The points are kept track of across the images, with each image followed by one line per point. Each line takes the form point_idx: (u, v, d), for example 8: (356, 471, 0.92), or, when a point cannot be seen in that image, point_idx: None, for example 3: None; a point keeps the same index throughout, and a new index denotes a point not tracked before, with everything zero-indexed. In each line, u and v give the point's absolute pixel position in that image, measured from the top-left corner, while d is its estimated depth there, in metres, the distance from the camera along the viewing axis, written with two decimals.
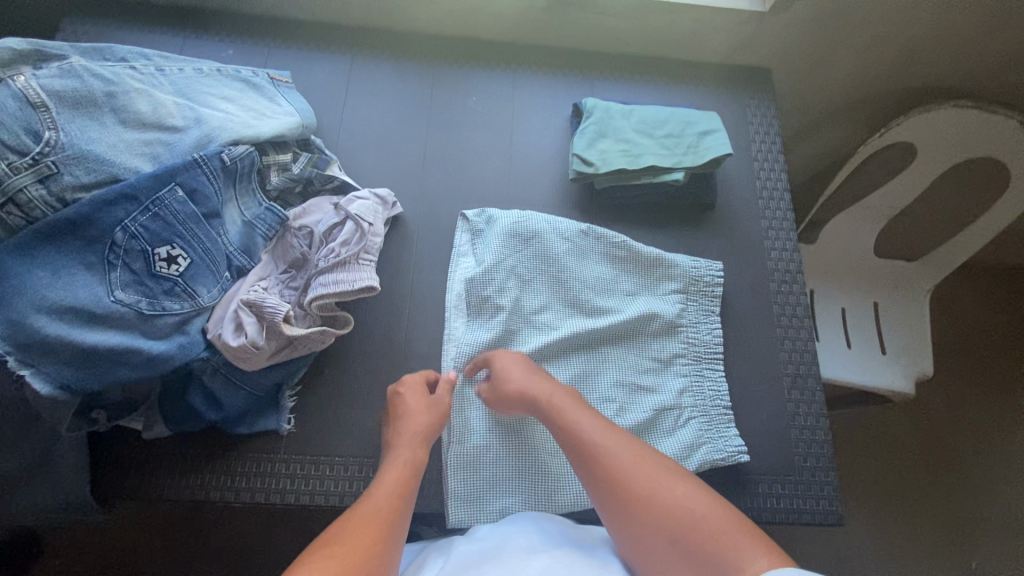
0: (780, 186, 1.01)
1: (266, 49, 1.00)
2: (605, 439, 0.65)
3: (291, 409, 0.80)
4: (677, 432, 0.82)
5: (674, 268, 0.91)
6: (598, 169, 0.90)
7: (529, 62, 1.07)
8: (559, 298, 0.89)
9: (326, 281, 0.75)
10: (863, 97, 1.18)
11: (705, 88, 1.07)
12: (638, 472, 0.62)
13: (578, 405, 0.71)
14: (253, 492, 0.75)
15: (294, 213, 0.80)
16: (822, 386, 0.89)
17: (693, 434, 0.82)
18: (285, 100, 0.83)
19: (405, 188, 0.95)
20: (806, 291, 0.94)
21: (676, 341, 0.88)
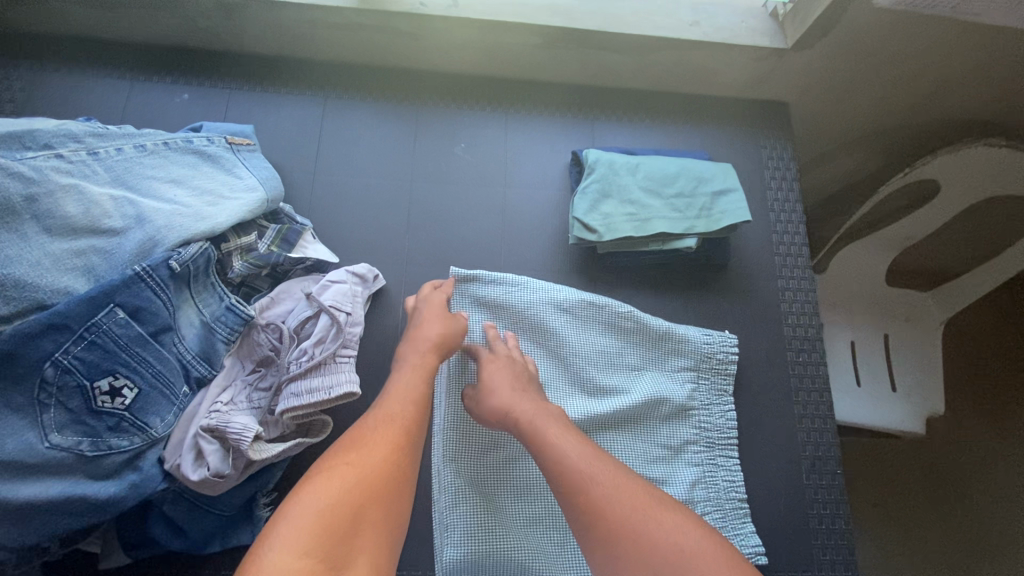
0: (798, 241, 0.92)
1: (227, 93, 0.90)
2: (588, 463, 0.60)
3: (266, 520, 0.72)
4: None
5: (685, 344, 0.84)
6: (602, 237, 0.81)
7: (523, 101, 0.96)
8: (560, 377, 0.82)
9: (299, 390, 0.66)
10: (884, 128, 1.09)
11: (716, 128, 0.98)
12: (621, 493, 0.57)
13: (558, 426, 0.65)
14: None
15: (260, 304, 0.71)
16: (842, 469, 0.82)
17: None
18: (247, 171, 0.72)
19: (387, 253, 0.85)
20: (824, 361, 0.87)
21: (688, 426, 0.81)
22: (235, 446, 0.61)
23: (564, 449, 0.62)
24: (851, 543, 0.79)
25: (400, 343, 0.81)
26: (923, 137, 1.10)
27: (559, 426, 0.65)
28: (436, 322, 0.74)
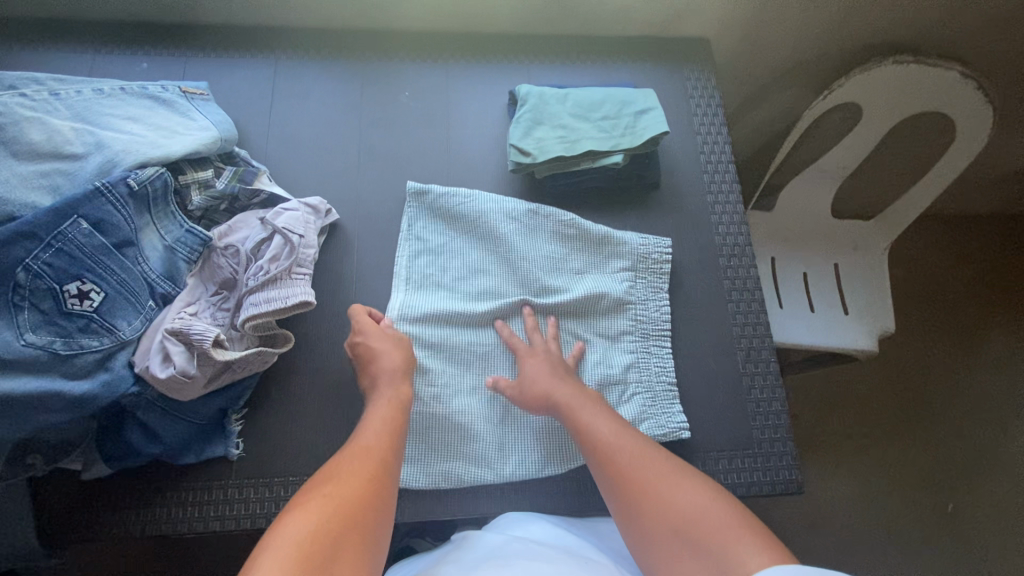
0: (725, 159, 0.99)
1: (185, 59, 0.97)
2: (621, 441, 0.68)
3: (239, 433, 0.78)
4: (622, 406, 0.84)
5: (623, 246, 0.91)
6: (536, 159, 0.87)
7: (462, 50, 1.03)
8: (508, 278, 0.89)
9: (257, 301, 0.72)
10: (807, 59, 1.16)
11: (642, 63, 1.05)
12: (641, 465, 0.65)
13: (595, 407, 0.74)
14: (207, 520, 0.75)
15: (220, 232, 0.76)
16: (776, 357, 0.89)
17: (637, 409, 0.83)
18: (201, 114, 0.79)
19: (341, 192, 0.92)
20: (755, 264, 0.93)
21: (625, 317, 0.89)
22: (199, 347, 0.67)
23: (592, 430, 0.70)
24: (788, 424, 0.85)
25: (356, 270, 0.88)
26: (842, 66, 1.18)
27: (585, 409, 0.73)
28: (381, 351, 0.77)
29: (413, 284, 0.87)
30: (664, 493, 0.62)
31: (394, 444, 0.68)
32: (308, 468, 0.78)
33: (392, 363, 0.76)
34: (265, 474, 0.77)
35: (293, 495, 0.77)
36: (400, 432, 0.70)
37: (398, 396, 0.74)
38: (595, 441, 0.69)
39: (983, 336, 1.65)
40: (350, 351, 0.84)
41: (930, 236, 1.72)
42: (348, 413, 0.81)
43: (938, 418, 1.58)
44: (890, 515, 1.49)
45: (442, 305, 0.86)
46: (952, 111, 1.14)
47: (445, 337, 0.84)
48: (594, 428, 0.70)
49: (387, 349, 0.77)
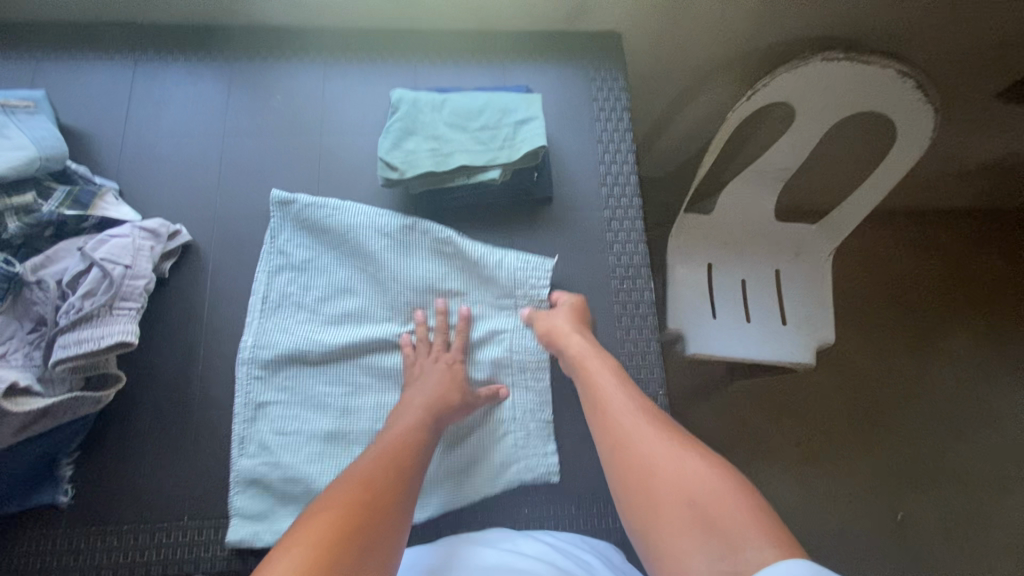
0: (626, 168, 0.91)
1: (36, 62, 0.89)
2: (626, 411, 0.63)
3: (70, 478, 0.73)
4: (493, 447, 0.78)
5: (500, 269, 0.83)
6: (403, 174, 0.80)
7: (343, 47, 0.94)
8: (375, 300, 0.82)
9: (67, 342, 0.65)
10: (735, 53, 1.07)
11: (543, 62, 0.96)
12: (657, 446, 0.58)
13: (604, 367, 0.69)
14: (32, 572, 0.70)
15: (35, 263, 0.70)
16: (666, 389, 0.82)
17: (507, 450, 0.77)
18: (19, 131, 0.73)
19: (199, 210, 0.85)
20: (650, 284, 0.86)
21: (498, 346, 0.81)
22: None
23: (612, 402, 0.64)
24: None
25: (210, 298, 0.81)
26: (773, 60, 1.08)
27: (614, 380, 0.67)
28: (435, 368, 0.76)
29: (269, 306, 0.80)
30: (643, 453, 0.57)
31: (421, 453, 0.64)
32: (144, 515, 0.73)
33: (439, 379, 0.74)
34: (98, 521, 0.72)
35: (127, 545, 0.72)
36: (430, 438, 0.67)
37: (430, 402, 0.71)
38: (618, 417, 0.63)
39: (941, 342, 1.58)
40: (199, 387, 0.78)
41: (891, 235, 1.63)
42: (192, 453, 0.75)
43: (890, 426, 1.52)
44: (834, 528, 1.43)
45: (298, 334, 0.79)
46: (889, 111, 1.05)
47: (297, 368, 0.78)
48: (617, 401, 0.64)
49: (443, 365, 0.76)
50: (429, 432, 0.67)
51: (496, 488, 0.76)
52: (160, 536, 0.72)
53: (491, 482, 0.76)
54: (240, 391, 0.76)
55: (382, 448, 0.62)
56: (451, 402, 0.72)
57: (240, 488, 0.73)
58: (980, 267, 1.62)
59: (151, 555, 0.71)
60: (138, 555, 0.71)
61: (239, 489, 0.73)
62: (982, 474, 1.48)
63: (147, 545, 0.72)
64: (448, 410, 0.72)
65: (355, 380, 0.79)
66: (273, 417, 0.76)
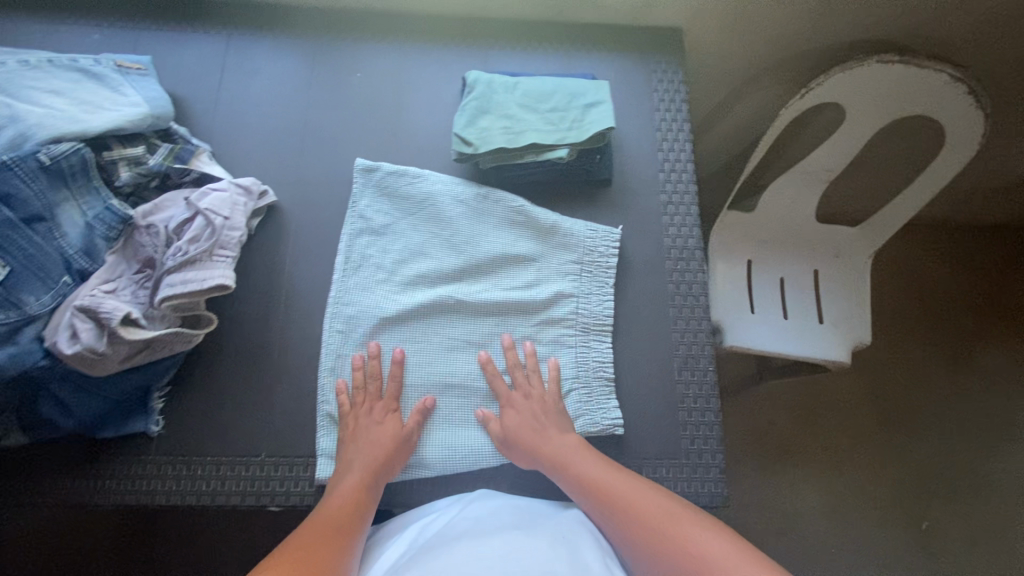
0: (684, 156, 0.95)
1: (136, 31, 0.96)
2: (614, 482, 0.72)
3: (161, 410, 0.79)
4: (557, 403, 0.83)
5: (571, 237, 0.89)
6: (477, 149, 0.85)
7: (419, 32, 1.00)
8: (449, 261, 0.88)
9: (173, 282, 0.71)
10: (790, 55, 1.10)
11: (607, 53, 1.01)
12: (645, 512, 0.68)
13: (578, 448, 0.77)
14: (124, 494, 0.76)
15: (144, 211, 0.76)
16: (714, 366, 0.86)
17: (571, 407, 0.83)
18: (133, 89, 0.79)
19: (282, 175, 0.91)
20: (703, 268, 0.90)
21: (565, 307, 0.87)
22: (109, 326, 0.67)
23: (592, 476, 0.73)
24: (720, 435, 0.83)
25: (291, 256, 0.88)
26: (827, 63, 1.12)
27: (581, 454, 0.76)
28: (377, 427, 0.77)
29: (351, 266, 0.87)
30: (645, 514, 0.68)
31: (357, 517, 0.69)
32: (228, 449, 0.79)
33: (381, 435, 0.77)
34: (183, 451, 0.78)
35: (209, 474, 0.78)
36: (373, 498, 0.73)
37: (371, 462, 0.75)
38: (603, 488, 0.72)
39: (974, 355, 1.58)
40: (279, 336, 0.84)
41: (928, 246, 1.64)
42: (271, 397, 0.82)
43: (918, 433, 1.53)
44: (857, 529, 1.45)
45: (377, 293, 0.86)
46: (939, 118, 1.08)
47: (377, 324, 0.84)
48: (591, 474, 0.73)
49: (376, 422, 0.78)
50: (374, 489, 0.73)
51: None
52: (240, 468, 0.78)
53: None
54: (325, 342, 0.83)
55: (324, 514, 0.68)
56: (391, 459, 0.76)
57: (328, 430, 0.79)
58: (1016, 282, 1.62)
59: (231, 485, 0.78)
60: (220, 484, 0.78)
61: (326, 430, 0.80)
62: (1012, 486, 1.48)
63: (227, 476, 0.78)
64: (387, 468, 0.75)
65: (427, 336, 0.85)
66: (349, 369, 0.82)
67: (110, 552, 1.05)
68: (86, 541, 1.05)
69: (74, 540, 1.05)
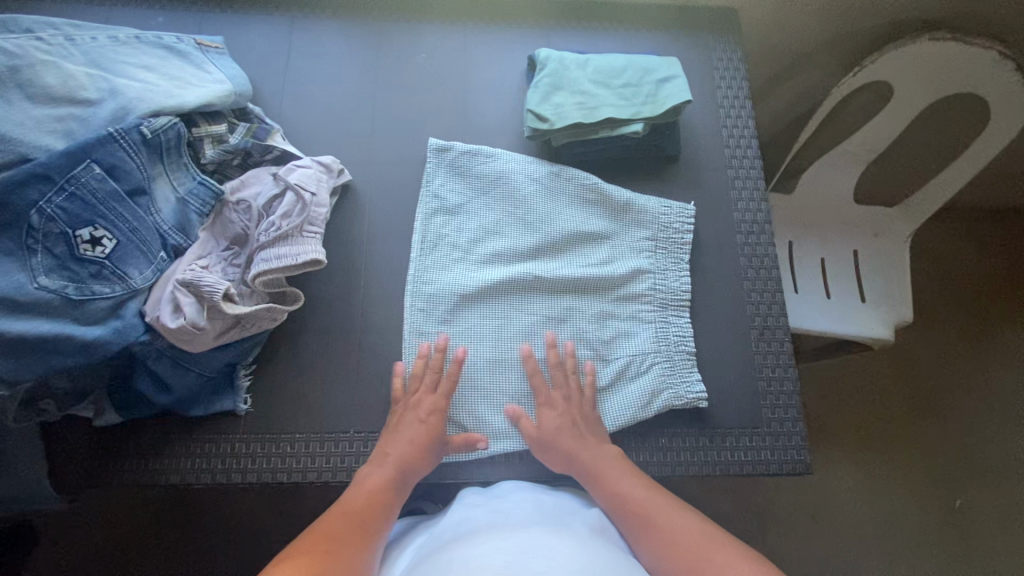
0: (748, 133, 0.97)
1: (201, 14, 0.95)
2: (656, 506, 0.70)
3: (247, 389, 0.78)
4: (640, 377, 0.83)
5: (644, 213, 0.90)
6: (553, 125, 0.85)
7: (482, 13, 1.01)
8: (522, 239, 0.88)
9: (268, 257, 0.72)
10: (838, 35, 1.12)
11: (667, 33, 1.02)
12: (683, 534, 0.66)
13: (622, 465, 0.74)
14: (215, 473, 0.75)
15: (232, 187, 0.76)
16: (790, 337, 0.87)
17: (654, 381, 0.82)
18: (216, 68, 0.79)
19: (354, 154, 0.91)
20: (773, 241, 0.91)
21: (642, 283, 0.88)
22: (210, 299, 0.67)
23: (630, 492, 0.71)
24: (800, 405, 0.84)
25: (368, 235, 0.87)
26: (874, 42, 1.13)
27: (622, 470, 0.74)
28: (422, 421, 0.75)
29: (427, 244, 0.87)
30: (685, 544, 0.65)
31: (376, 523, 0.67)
32: (315, 426, 0.79)
33: (424, 433, 0.75)
34: (271, 430, 0.78)
35: (298, 453, 0.77)
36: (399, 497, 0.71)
37: (404, 463, 0.73)
38: (636, 502, 0.70)
39: (1003, 334, 1.61)
40: (360, 314, 0.84)
41: (955, 229, 1.67)
42: (355, 375, 0.81)
43: (954, 412, 1.55)
44: (897, 507, 1.47)
45: (454, 271, 0.85)
46: (987, 94, 1.10)
47: (457, 302, 0.84)
48: (626, 490, 0.71)
49: (421, 419, 0.75)
50: (401, 486, 0.71)
51: (649, 413, 0.81)
52: (329, 446, 0.78)
53: (643, 408, 0.81)
54: (406, 319, 0.83)
55: (347, 508, 0.67)
56: (423, 459, 0.73)
57: None
58: None
59: (321, 462, 0.77)
60: (310, 462, 0.77)
61: None
62: None
63: (317, 453, 0.78)
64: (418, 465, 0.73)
65: (506, 314, 0.85)
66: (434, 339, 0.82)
67: (171, 536, 1.04)
68: (150, 532, 1.04)
69: (137, 530, 1.04)
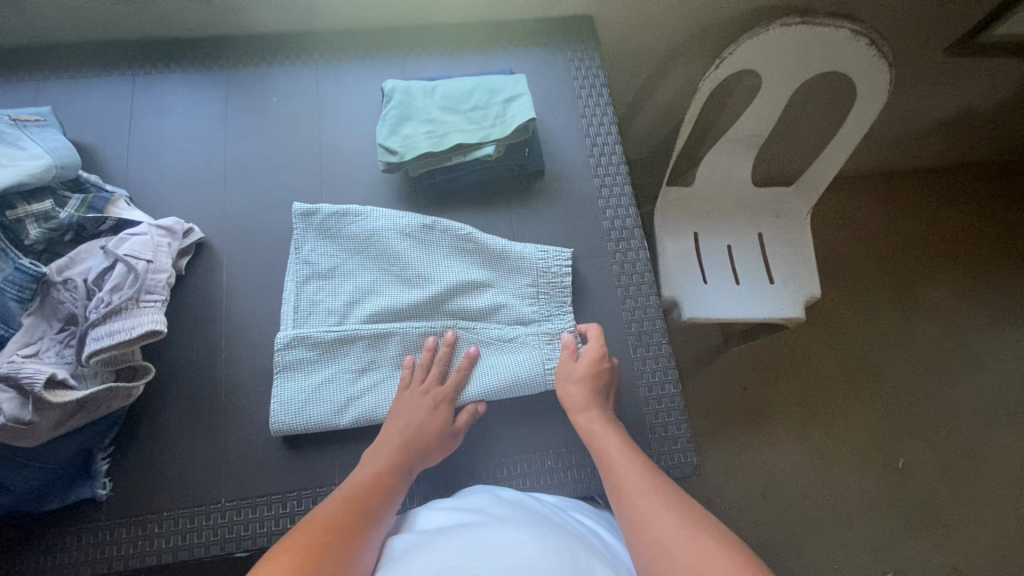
0: (612, 139, 0.97)
1: (35, 82, 0.92)
2: (652, 498, 0.63)
3: (106, 472, 0.75)
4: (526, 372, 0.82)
5: (522, 259, 0.87)
6: (403, 157, 0.84)
7: (333, 49, 0.99)
8: (403, 297, 0.84)
9: (98, 335, 0.68)
10: (699, 29, 1.14)
11: (524, 48, 1.02)
12: (669, 530, 0.58)
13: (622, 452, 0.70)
14: (75, 567, 0.71)
15: (60, 266, 0.73)
16: (668, 338, 0.87)
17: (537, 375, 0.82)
18: (33, 142, 0.76)
19: (207, 210, 0.88)
20: (643, 244, 0.91)
21: (521, 303, 0.86)
22: (32, 392, 0.64)
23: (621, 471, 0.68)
24: (683, 406, 0.83)
25: (226, 292, 0.85)
26: (735, 32, 1.15)
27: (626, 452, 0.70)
28: (426, 404, 0.76)
29: (300, 315, 0.82)
30: (678, 542, 0.57)
31: (384, 501, 0.67)
32: (183, 500, 0.75)
33: (426, 417, 0.75)
34: (136, 512, 0.74)
35: (167, 531, 0.73)
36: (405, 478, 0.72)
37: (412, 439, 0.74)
38: (640, 506, 0.62)
39: (922, 294, 1.64)
40: (224, 376, 0.81)
41: (863, 196, 1.71)
42: (223, 439, 0.78)
43: (885, 376, 1.57)
44: (841, 478, 1.48)
45: (324, 320, 0.82)
46: (848, 70, 1.12)
47: (327, 361, 0.80)
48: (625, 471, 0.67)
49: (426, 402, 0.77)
50: (407, 472, 0.72)
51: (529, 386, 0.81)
52: (200, 519, 0.74)
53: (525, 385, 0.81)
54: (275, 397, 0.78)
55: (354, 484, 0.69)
56: (429, 446, 0.74)
57: (288, 464, 0.77)
58: (953, 219, 1.69)
59: (192, 539, 0.73)
60: (181, 540, 0.73)
61: (286, 465, 0.77)
62: (976, 416, 1.54)
63: (187, 529, 0.74)
64: (430, 449, 0.74)
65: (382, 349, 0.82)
66: (309, 395, 0.78)
67: None
68: None
69: None
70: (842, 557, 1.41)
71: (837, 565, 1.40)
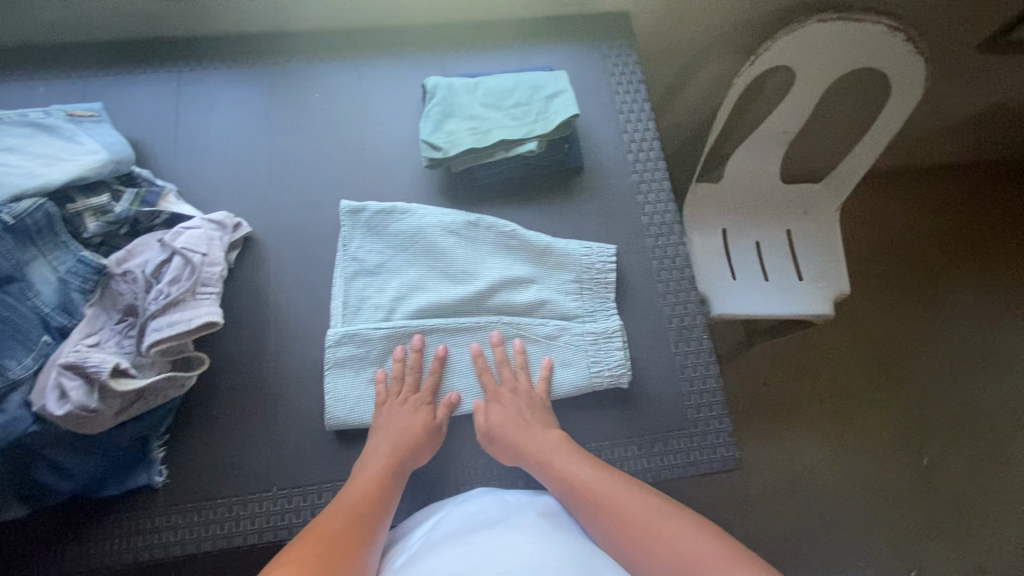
0: (649, 135, 0.97)
1: (82, 79, 0.94)
2: (620, 495, 0.67)
3: (162, 460, 0.77)
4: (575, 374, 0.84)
5: (564, 255, 0.88)
6: (447, 152, 0.85)
7: (373, 46, 1.00)
8: (445, 292, 0.85)
9: (159, 325, 0.70)
10: (733, 25, 1.14)
11: (561, 44, 1.03)
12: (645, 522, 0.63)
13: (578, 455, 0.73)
14: (134, 551, 0.73)
15: (118, 258, 0.75)
16: (708, 333, 0.87)
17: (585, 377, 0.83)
18: (89, 137, 0.78)
19: (253, 205, 0.90)
20: (682, 239, 0.92)
21: (565, 300, 0.87)
22: (97, 380, 0.65)
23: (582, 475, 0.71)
24: (724, 400, 0.84)
25: (273, 285, 0.86)
26: (769, 28, 1.15)
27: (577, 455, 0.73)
28: (405, 412, 0.78)
29: (349, 310, 0.84)
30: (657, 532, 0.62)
31: (381, 503, 0.69)
32: (237, 488, 0.77)
33: (407, 423, 0.76)
34: (191, 498, 0.76)
35: (222, 517, 0.75)
36: (396, 483, 0.72)
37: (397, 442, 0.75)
38: (616, 504, 0.66)
39: (950, 291, 1.63)
40: (272, 368, 0.83)
41: (889, 194, 1.70)
42: (273, 429, 0.80)
43: (912, 373, 1.57)
44: (867, 475, 1.48)
45: (372, 315, 0.83)
46: (883, 66, 1.12)
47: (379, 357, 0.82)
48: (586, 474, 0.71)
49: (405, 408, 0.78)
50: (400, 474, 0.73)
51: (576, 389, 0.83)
52: (253, 506, 0.76)
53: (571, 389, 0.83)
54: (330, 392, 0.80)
55: (357, 491, 0.69)
56: (418, 445, 0.75)
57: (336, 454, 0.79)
58: (980, 216, 1.68)
59: (246, 525, 0.75)
60: (235, 526, 0.75)
61: (335, 455, 0.79)
62: (1003, 413, 1.53)
63: (241, 516, 0.75)
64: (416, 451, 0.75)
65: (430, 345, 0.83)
66: (362, 392, 0.80)
67: None
68: None
69: None
70: (868, 553, 1.41)
71: (863, 561, 1.41)
